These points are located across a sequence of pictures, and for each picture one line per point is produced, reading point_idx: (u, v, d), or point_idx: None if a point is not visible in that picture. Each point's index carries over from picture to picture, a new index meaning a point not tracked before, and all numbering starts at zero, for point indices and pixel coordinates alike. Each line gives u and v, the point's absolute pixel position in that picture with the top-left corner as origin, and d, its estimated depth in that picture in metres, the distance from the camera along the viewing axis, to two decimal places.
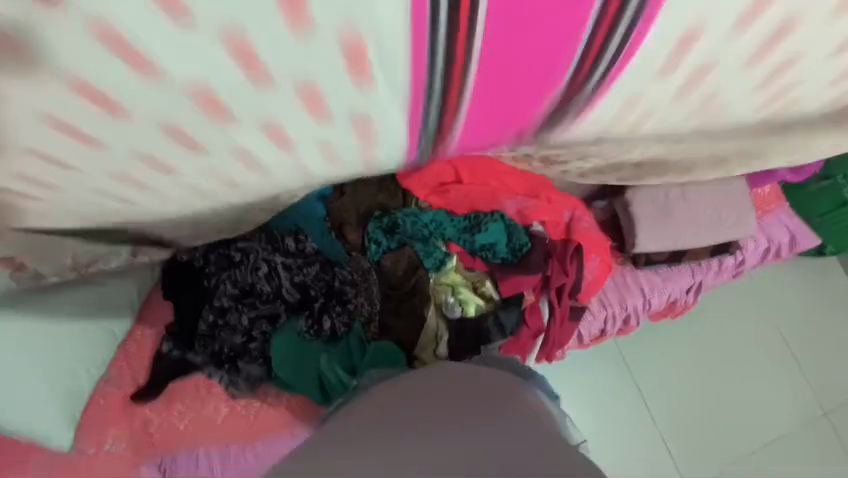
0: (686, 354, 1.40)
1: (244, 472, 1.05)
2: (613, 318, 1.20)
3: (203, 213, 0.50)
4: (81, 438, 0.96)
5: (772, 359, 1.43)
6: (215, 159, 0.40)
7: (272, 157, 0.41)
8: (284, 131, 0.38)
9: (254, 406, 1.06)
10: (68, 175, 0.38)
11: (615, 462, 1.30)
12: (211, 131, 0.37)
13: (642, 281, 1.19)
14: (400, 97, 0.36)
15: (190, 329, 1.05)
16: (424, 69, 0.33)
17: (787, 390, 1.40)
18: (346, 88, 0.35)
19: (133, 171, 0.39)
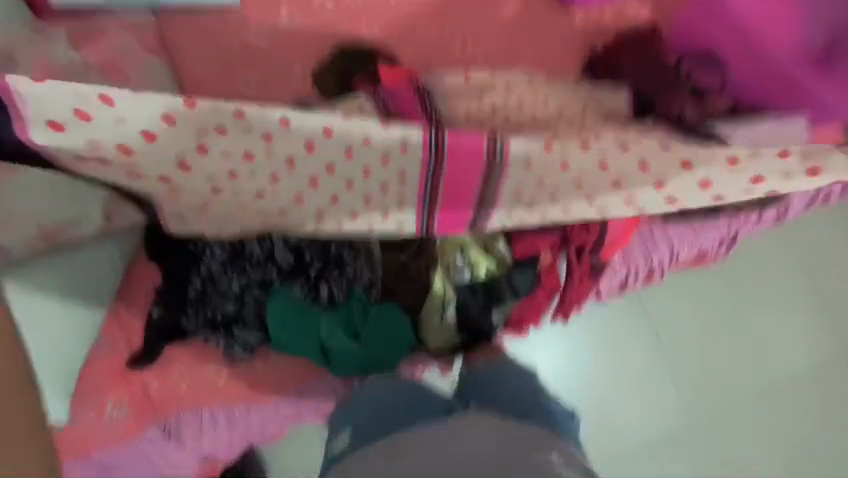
0: (709, 301, 1.31)
1: (249, 429, 1.05)
2: (636, 272, 1.10)
3: (249, 210, 0.87)
4: (81, 403, 0.95)
5: (805, 307, 1.32)
6: (272, 170, 0.77)
7: (298, 183, 0.80)
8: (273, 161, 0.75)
9: (256, 368, 1.02)
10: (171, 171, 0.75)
11: (624, 406, 1.27)
12: (257, 167, 0.77)
13: (672, 233, 1.07)
14: (389, 169, 0.77)
15: (179, 292, 0.99)
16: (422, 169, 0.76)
17: (817, 337, 1.31)
18: (329, 151, 0.74)
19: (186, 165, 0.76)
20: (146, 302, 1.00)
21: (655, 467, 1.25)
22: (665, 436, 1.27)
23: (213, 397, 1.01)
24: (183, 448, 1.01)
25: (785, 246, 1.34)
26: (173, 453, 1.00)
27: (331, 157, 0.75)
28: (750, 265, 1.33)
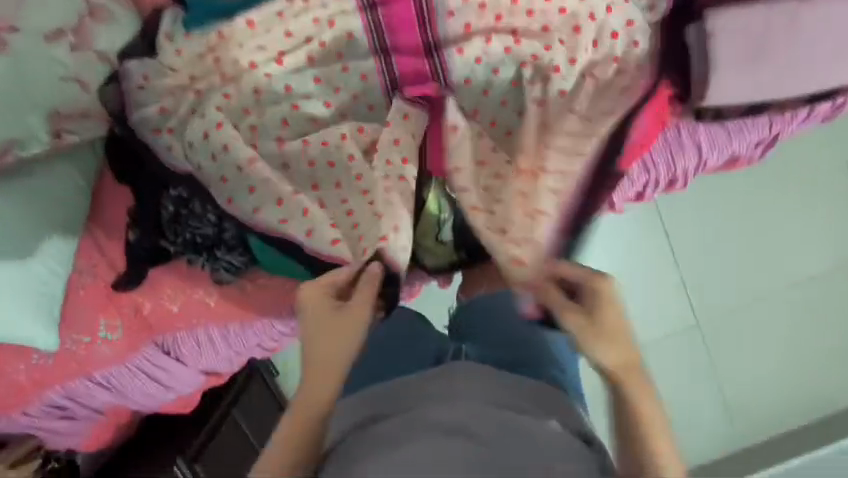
0: (710, 201, 1.38)
1: (248, 345, 1.04)
2: (655, 183, 0.98)
3: (225, 164, 0.80)
4: (76, 325, 0.93)
5: (804, 204, 1.36)
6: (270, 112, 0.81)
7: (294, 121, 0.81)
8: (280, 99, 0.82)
9: (248, 288, 0.97)
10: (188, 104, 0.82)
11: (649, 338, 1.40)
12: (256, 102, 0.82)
13: (700, 137, 0.94)
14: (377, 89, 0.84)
15: (152, 215, 0.90)
16: (392, 84, 0.84)
17: (816, 235, 1.36)
18: (321, 78, 0.82)
19: (199, 103, 0.82)
20: (122, 224, 0.93)
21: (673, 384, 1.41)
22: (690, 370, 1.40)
23: (208, 318, 0.98)
24: (184, 364, 1.03)
25: (792, 146, 1.37)
26: (174, 368, 1.02)
27: (331, 86, 0.83)
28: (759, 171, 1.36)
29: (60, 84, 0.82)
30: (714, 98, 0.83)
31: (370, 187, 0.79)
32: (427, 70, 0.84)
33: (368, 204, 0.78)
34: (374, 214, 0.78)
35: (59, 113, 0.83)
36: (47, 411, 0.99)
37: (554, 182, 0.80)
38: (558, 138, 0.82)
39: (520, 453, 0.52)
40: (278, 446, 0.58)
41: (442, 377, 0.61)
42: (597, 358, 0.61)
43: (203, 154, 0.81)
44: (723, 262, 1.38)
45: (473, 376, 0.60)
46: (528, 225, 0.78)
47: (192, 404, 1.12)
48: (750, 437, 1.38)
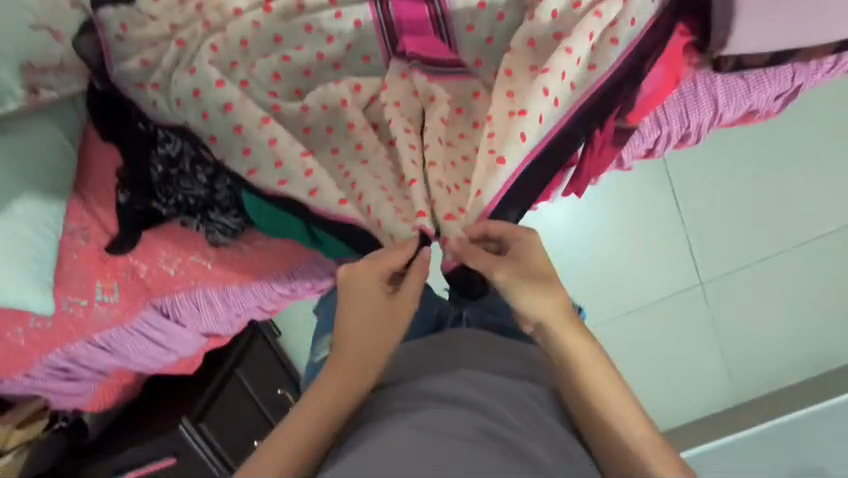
0: (721, 160, 1.33)
1: (248, 307, 1.03)
2: (667, 139, 0.94)
3: (209, 115, 0.71)
4: (72, 289, 0.92)
5: (819, 163, 1.32)
6: (257, 60, 0.75)
7: (285, 70, 0.75)
8: (269, 46, 0.75)
9: (245, 250, 0.95)
10: (167, 52, 0.74)
11: (651, 298, 1.40)
12: (241, 49, 0.74)
13: (718, 89, 0.89)
14: (373, 38, 0.77)
15: (141, 176, 0.86)
16: (389, 36, 0.78)
17: (830, 194, 1.32)
18: (312, 24, 0.75)
19: (178, 52, 0.73)
20: (112, 185, 0.89)
21: (673, 342, 1.42)
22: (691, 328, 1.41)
23: (206, 280, 0.97)
24: (184, 326, 1.02)
25: (814, 101, 1.29)
26: (175, 331, 1.02)
27: (323, 32, 0.76)
28: (775, 127, 1.30)
29: (29, 32, 0.73)
30: (737, 48, 0.77)
31: (377, 150, 0.72)
32: (426, 17, 0.77)
33: (377, 167, 0.71)
34: (386, 177, 0.70)
35: (30, 66, 0.74)
36: (50, 373, 0.99)
37: (531, 126, 0.70)
38: (556, 78, 0.72)
39: (516, 419, 0.52)
40: (288, 428, 0.53)
41: (449, 345, 0.62)
42: (532, 307, 0.57)
43: (191, 110, 0.72)
44: (730, 220, 1.35)
45: (478, 345, 0.61)
46: (486, 174, 0.69)
47: (195, 364, 1.13)
48: (745, 392, 1.43)
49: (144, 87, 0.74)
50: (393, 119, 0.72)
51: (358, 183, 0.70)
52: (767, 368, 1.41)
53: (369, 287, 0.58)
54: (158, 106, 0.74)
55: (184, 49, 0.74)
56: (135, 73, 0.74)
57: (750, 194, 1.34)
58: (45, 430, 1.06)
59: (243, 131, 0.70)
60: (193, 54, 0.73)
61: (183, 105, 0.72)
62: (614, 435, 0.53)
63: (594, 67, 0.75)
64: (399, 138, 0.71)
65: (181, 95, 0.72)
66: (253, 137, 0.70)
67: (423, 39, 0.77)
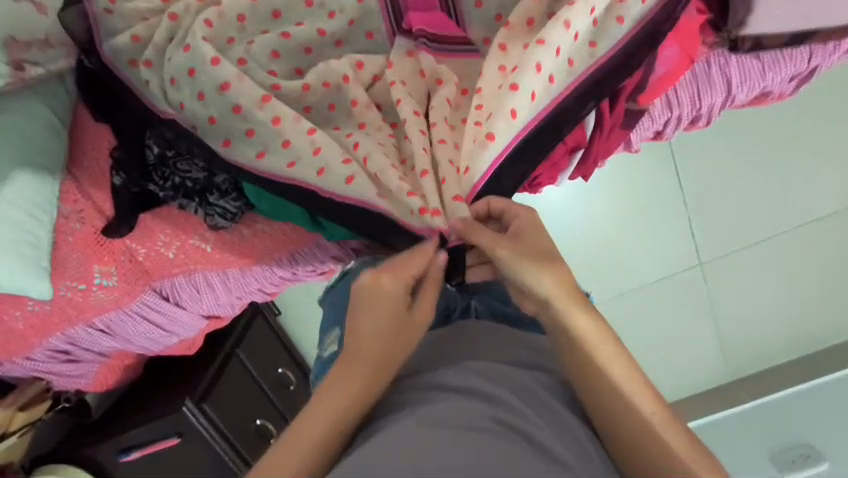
0: (730, 140, 1.30)
1: (249, 290, 1.02)
2: (677, 121, 0.91)
3: (204, 95, 0.68)
4: (69, 273, 0.90)
5: (831, 144, 1.28)
6: (250, 36, 0.71)
7: (281, 46, 0.71)
8: (264, 23, 0.71)
9: (245, 233, 0.93)
10: (157, 27, 0.70)
11: (651, 278, 1.40)
12: (233, 24, 0.70)
13: (733, 70, 0.86)
14: (374, 14, 0.74)
15: (135, 157, 0.83)
16: (391, 12, 0.74)
17: (839, 176, 1.30)
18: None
19: (171, 29, 0.70)
20: (106, 166, 0.87)
21: (671, 322, 1.43)
22: (690, 308, 1.42)
23: (206, 264, 0.96)
24: (184, 309, 1.01)
25: (832, 79, 1.24)
26: (175, 313, 1.01)
27: (323, 9, 0.72)
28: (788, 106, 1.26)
29: (12, 4, 0.69)
30: (753, 28, 0.74)
31: (380, 130, 0.69)
32: None
33: (383, 144, 0.68)
34: (393, 154, 0.67)
35: (16, 41, 0.69)
36: (50, 356, 0.99)
37: (521, 103, 0.66)
38: (549, 53, 0.67)
39: (530, 411, 0.51)
40: (301, 427, 0.53)
41: (452, 334, 0.61)
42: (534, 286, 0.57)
43: (186, 89, 0.68)
44: (733, 201, 1.34)
45: (482, 332, 0.60)
46: (476, 154, 0.65)
47: (196, 345, 1.13)
48: (739, 369, 1.46)
49: (137, 64, 0.71)
50: (401, 99, 0.69)
51: (364, 156, 0.66)
52: (762, 348, 1.44)
53: (393, 293, 0.56)
54: (151, 86, 0.70)
55: (178, 25, 0.70)
56: (127, 50, 0.71)
57: (755, 175, 1.32)
58: (48, 411, 1.07)
59: (242, 111, 0.67)
60: (187, 30, 0.69)
61: (177, 86, 0.69)
62: (622, 407, 0.53)
63: (602, 38, 0.70)
64: (408, 121, 0.68)
65: (175, 74, 0.68)
66: (253, 117, 0.67)
67: (426, 14, 0.74)
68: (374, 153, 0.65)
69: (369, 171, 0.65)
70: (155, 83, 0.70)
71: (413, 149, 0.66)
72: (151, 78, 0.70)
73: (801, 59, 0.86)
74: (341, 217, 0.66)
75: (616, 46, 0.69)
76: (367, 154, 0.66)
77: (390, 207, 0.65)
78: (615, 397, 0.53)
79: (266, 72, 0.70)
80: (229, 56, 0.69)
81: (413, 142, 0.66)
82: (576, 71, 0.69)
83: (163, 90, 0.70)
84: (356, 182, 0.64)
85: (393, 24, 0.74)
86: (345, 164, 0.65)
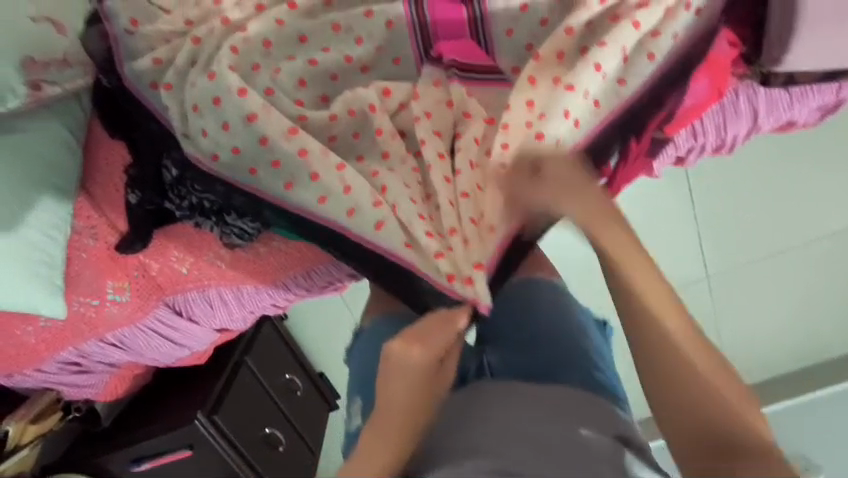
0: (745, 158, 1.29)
1: (262, 305, 1.01)
2: (701, 149, 0.91)
3: (229, 126, 0.66)
4: (83, 289, 0.89)
5: None
6: (275, 63, 0.68)
7: (306, 75, 0.69)
8: (288, 49, 0.69)
9: (261, 250, 0.92)
10: (179, 50, 0.68)
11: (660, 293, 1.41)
12: (258, 51, 0.68)
13: (760, 101, 0.85)
14: (402, 40, 0.71)
15: (152, 176, 0.81)
16: (418, 37, 0.71)
17: None
18: (336, 27, 0.69)
19: (193, 53, 0.68)
20: (120, 182, 0.85)
21: None
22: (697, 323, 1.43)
23: (219, 279, 0.95)
24: (197, 323, 1.00)
25: None
26: (187, 327, 1.00)
27: (350, 36, 0.70)
28: None
29: (30, 24, 0.68)
30: (788, 64, 0.72)
31: (404, 165, 0.67)
32: (456, 19, 0.70)
33: (410, 185, 0.65)
34: (417, 197, 0.65)
35: (33, 61, 0.68)
36: (62, 368, 0.98)
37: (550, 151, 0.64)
38: (579, 97, 0.66)
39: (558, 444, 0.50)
40: None
41: (475, 393, 0.57)
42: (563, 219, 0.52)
43: (209, 117, 0.66)
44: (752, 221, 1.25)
45: (505, 389, 0.56)
46: (504, 212, 0.63)
47: (207, 355, 1.12)
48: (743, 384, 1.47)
49: (158, 87, 0.69)
50: (429, 140, 0.67)
51: (392, 203, 0.64)
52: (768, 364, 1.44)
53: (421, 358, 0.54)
54: (172, 112, 0.68)
55: (201, 49, 0.68)
56: (148, 73, 0.69)
57: (779, 191, 1.21)
58: (59, 421, 1.07)
59: (268, 142, 0.66)
60: (211, 55, 0.67)
61: (200, 112, 0.67)
62: (657, 346, 0.50)
63: (635, 76, 0.68)
64: (436, 162, 0.66)
65: (199, 100, 0.66)
66: (280, 148, 0.65)
67: (453, 42, 0.71)
68: (401, 199, 0.64)
69: (394, 218, 0.64)
70: (175, 108, 0.68)
71: (440, 198, 0.64)
72: (173, 103, 0.68)
73: (831, 91, 0.85)
74: (367, 263, 0.66)
75: (644, 85, 0.68)
76: (394, 201, 0.64)
77: (418, 259, 0.63)
78: (672, 359, 0.50)
79: (292, 102, 0.68)
80: (255, 85, 0.67)
81: (439, 186, 0.65)
82: (601, 112, 0.69)
83: (186, 115, 0.68)
84: (383, 230, 0.64)
85: (419, 51, 0.72)
86: (376, 208, 0.64)
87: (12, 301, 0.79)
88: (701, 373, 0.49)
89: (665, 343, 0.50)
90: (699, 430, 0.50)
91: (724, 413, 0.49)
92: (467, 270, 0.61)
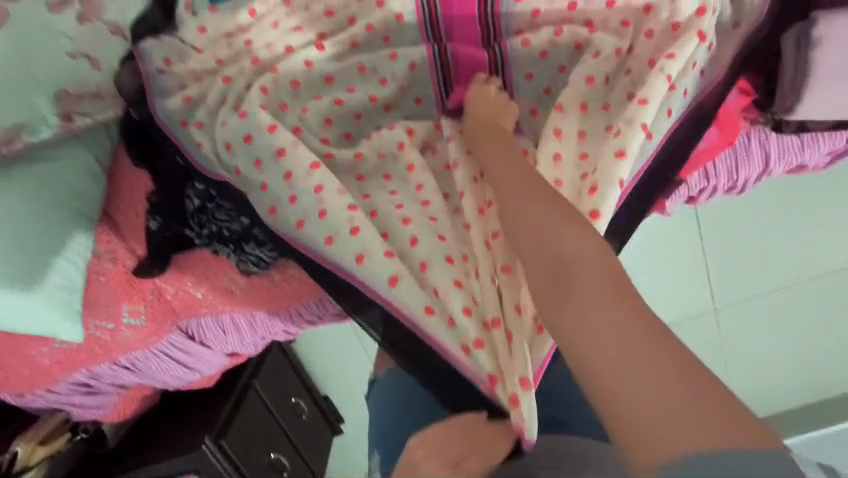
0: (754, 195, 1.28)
1: (274, 331, 1.02)
2: (713, 190, 0.92)
3: (259, 164, 0.68)
4: (98, 312, 0.90)
5: None
6: (303, 103, 0.71)
7: (333, 113, 0.72)
8: (316, 89, 0.72)
9: (276, 278, 0.93)
10: (212, 86, 0.71)
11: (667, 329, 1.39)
12: (288, 91, 0.71)
13: (771, 145, 0.86)
14: (425, 83, 0.73)
15: (175, 204, 0.83)
16: (438, 80, 0.73)
17: None
18: (363, 70, 0.72)
19: (224, 92, 0.70)
20: (142, 207, 0.86)
21: None
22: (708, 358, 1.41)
23: (232, 304, 0.95)
24: (208, 347, 1.01)
25: None
26: (199, 351, 1.01)
27: (376, 79, 0.72)
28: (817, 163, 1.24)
29: (68, 61, 0.69)
30: (801, 115, 0.73)
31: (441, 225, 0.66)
32: (474, 63, 0.72)
33: (445, 241, 0.65)
34: (452, 260, 0.64)
35: (68, 93, 0.70)
36: (72, 389, 0.99)
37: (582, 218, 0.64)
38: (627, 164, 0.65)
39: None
40: None
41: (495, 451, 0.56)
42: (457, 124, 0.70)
43: (241, 156, 0.69)
44: (760, 254, 1.25)
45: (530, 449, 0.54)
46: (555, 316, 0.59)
47: (215, 378, 1.12)
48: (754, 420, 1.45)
49: (188, 124, 0.71)
50: (468, 190, 0.65)
51: (420, 259, 0.65)
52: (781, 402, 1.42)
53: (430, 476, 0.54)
54: (202, 149, 0.70)
55: (232, 87, 0.70)
56: (178, 111, 0.71)
57: (786, 226, 1.22)
58: (67, 441, 1.07)
59: (292, 180, 0.67)
60: (242, 94, 0.69)
61: (229, 148, 0.69)
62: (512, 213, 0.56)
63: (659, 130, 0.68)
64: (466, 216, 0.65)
65: (231, 139, 0.69)
66: (302, 186, 0.67)
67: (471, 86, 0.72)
68: (437, 266, 0.64)
69: (420, 277, 0.64)
70: (201, 142, 0.70)
71: (475, 271, 0.63)
72: (201, 137, 0.70)
73: (839, 138, 0.86)
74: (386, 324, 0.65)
75: (666, 134, 0.70)
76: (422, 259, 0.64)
77: (447, 335, 0.62)
78: (551, 243, 0.51)
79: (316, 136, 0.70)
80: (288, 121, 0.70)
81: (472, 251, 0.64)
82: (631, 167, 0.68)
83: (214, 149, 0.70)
84: (405, 289, 0.64)
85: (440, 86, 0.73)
86: (387, 259, 0.64)
87: (29, 326, 0.80)
88: (582, 261, 0.49)
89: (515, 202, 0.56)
90: (608, 349, 0.43)
91: (625, 315, 0.44)
92: (513, 389, 0.57)
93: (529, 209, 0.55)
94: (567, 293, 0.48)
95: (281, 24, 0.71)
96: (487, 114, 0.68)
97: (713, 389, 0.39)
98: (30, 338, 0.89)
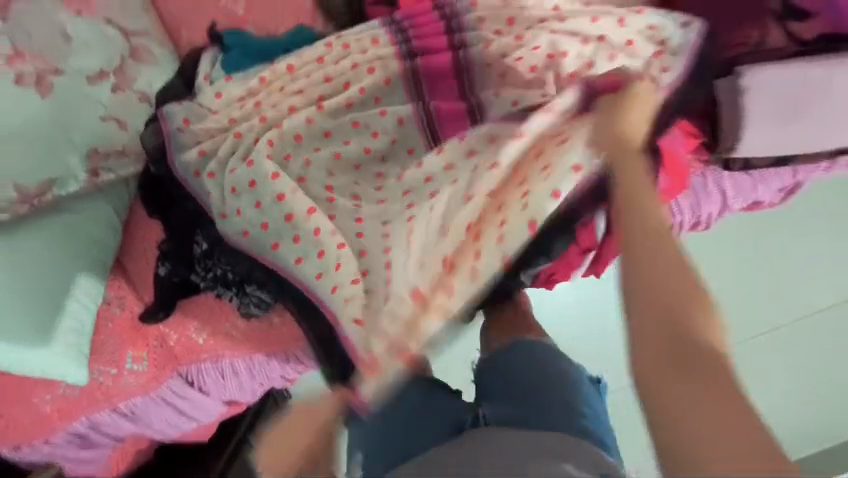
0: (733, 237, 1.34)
1: (272, 377, 1.05)
2: (679, 226, 1.00)
3: (260, 208, 0.77)
4: (103, 358, 0.94)
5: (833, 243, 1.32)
6: (303, 153, 0.80)
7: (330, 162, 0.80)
8: (316, 142, 0.81)
9: (276, 321, 0.98)
10: (222, 141, 0.81)
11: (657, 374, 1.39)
12: (291, 144, 0.80)
13: (726, 184, 0.95)
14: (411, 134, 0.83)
15: (184, 250, 0.90)
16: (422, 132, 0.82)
17: None
18: (357, 127, 0.82)
19: (233, 146, 0.80)
20: (152, 253, 0.93)
21: None
22: None
23: (232, 349, 0.99)
24: (207, 394, 1.03)
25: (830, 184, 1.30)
26: (197, 398, 1.03)
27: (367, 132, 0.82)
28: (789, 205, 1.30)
29: (99, 123, 0.79)
30: (741, 151, 0.84)
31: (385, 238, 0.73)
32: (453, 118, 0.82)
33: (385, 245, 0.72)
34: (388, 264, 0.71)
35: (97, 152, 0.79)
36: (69, 439, 0.99)
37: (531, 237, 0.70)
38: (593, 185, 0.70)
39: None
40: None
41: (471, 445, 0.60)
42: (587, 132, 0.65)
43: (245, 198, 0.77)
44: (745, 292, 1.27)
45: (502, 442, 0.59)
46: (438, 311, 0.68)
47: (211, 429, 1.13)
48: None
49: (200, 175, 0.80)
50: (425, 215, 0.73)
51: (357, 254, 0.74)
52: None
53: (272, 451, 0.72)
54: (212, 196, 0.79)
55: (241, 141, 0.80)
56: (193, 163, 0.80)
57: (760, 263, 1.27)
58: None
59: (292, 220, 0.75)
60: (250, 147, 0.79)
61: (233, 194, 0.78)
62: (637, 255, 0.53)
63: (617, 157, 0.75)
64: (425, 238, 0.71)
65: (238, 184, 0.78)
66: (302, 225, 0.75)
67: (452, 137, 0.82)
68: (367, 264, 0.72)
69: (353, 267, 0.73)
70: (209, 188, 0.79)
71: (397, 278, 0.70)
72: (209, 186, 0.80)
73: (787, 176, 0.96)
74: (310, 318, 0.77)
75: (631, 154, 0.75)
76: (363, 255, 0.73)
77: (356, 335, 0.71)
78: (669, 301, 0.50)
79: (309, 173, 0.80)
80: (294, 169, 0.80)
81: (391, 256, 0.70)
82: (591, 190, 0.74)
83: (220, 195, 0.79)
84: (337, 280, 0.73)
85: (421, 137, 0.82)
86: (354, 284, 0.72)
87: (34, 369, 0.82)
88: (696, 330, 0.49)
89: (658, 248, 0.52)
90: (687, 410, 0.46)
91: (710, 383, 0.46)
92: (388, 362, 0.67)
93: (666, 268, 0.51)
94: (690, 372, 0.47)
95: (287, 88, 0.83)
96: (617, 120, 0.62)
97: (761, 456, 0.43)
98: (34, 385, 0.92)
